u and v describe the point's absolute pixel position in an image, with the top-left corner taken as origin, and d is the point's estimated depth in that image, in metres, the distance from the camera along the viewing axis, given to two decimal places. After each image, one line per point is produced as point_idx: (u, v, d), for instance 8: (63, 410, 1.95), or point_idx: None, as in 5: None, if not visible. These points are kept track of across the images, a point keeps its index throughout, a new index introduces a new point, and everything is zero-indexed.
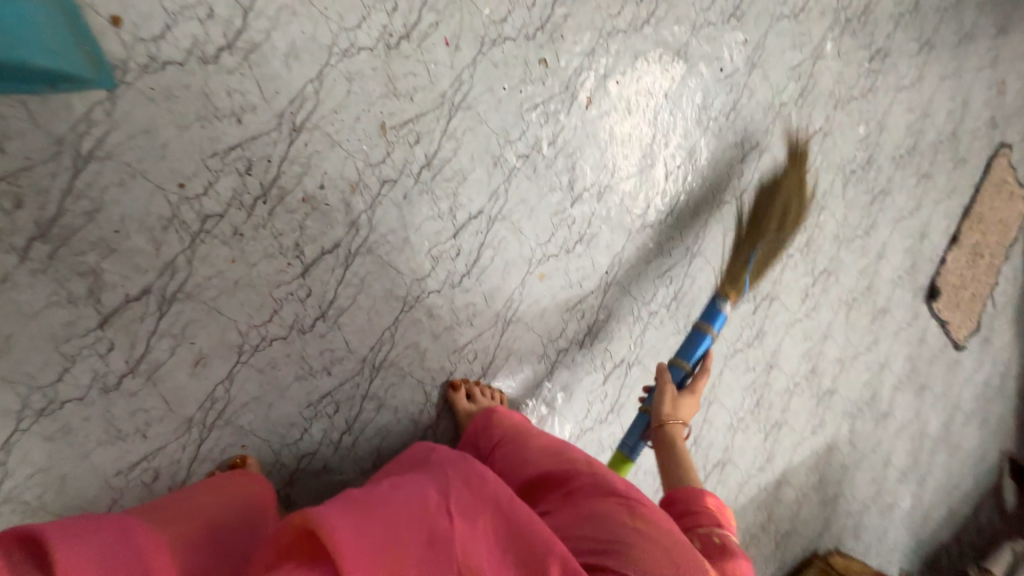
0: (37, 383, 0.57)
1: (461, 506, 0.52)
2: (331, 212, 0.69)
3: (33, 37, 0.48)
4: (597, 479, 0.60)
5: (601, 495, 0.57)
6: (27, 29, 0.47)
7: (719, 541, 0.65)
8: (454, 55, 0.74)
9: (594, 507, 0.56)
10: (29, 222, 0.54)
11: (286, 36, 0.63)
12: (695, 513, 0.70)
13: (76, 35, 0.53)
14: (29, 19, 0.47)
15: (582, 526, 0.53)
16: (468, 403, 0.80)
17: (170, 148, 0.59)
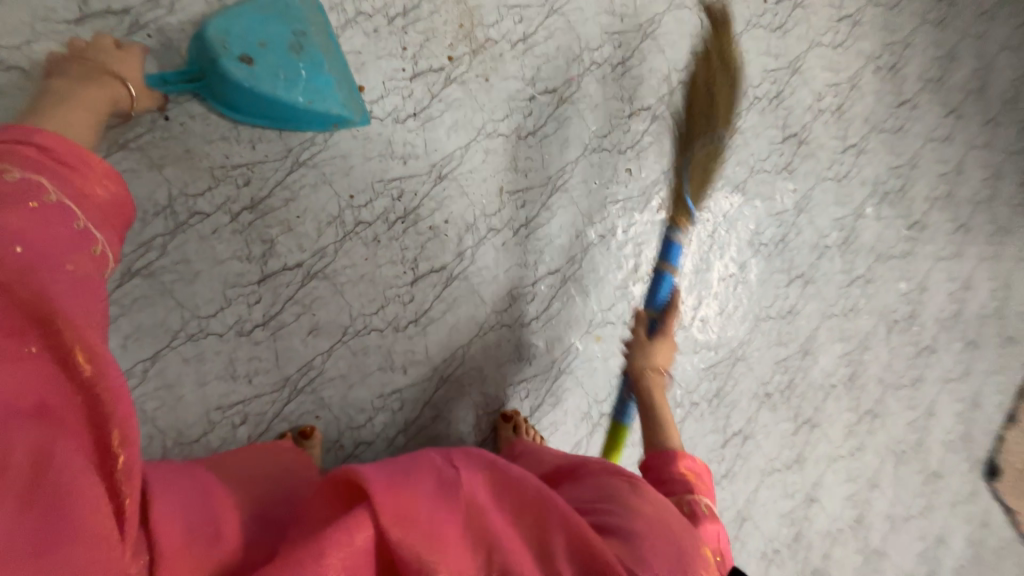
0: (198, 314, 0.71)
1: (464, 462, 0.56)
2: (446, 241, 0.86)
3: (327, 92, 0.76)
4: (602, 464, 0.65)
5: (605, 473, 0.63)
6: (323, 84, 0.75)
7: (689, 509, 0.65)
8: (563, 152, 0.97)
9: (597, 481, 0.61)
10: (247, 196, 0.74)
11: (453, 117, 0.87)
12: (671, 480, 0.70)
13: (354, 95, 0.79)
14: (327, 81, 0.76)
15: (583, 498, 0.59)
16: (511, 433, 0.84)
17: (354, 169, 0.80)
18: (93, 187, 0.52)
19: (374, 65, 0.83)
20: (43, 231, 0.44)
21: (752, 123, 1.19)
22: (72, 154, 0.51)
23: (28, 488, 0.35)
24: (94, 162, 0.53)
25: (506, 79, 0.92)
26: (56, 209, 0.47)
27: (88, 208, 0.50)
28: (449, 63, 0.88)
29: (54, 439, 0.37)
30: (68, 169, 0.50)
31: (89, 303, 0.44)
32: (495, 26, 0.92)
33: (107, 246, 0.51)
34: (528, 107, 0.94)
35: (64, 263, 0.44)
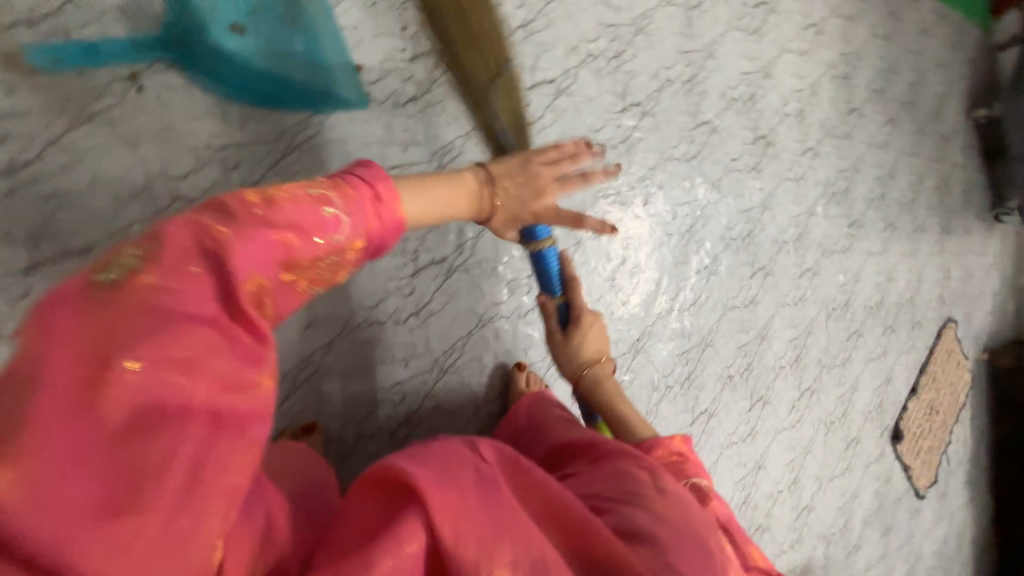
0: None
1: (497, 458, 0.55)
2: (446, 232, 0.84)
3: (324, 70, 0.72)
4: (619, 446, 0.67)
5: (624, 457, 0.64)
6: (319, 60, 0.71)
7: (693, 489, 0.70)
8: (560, 144, 0.97)
9: (619, 469, 0.62)
10: (235, 181, 0.68)
11: (453, 103, 0.85)
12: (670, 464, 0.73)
13: (351, 73, 0.75)
14: (323, 58, 0.72)
15: (609, 484, 0.60)
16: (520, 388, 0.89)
17: (351, 155, 0.76)
18: (369, 216, 0.47)
19: (372, 42, 0.78)
20: (291, 232, 0.42)
21: (729, 123, 1.25)
22: (367, 201, 0.47)
23: (181, 493, 0.33)
24: (388, 203, 0.49)
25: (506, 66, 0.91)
26: (327, 220, 0.44)
27: (342, 232, 0.45)
28: (450, 46, 0.85)
29: (218, 449, 0.35)
30: (379, 209, 0.48)
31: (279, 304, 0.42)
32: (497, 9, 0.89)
33: (336, 266, 0.46)
34: (527, 97, 0.93)
35: (286, 263, 0.42)
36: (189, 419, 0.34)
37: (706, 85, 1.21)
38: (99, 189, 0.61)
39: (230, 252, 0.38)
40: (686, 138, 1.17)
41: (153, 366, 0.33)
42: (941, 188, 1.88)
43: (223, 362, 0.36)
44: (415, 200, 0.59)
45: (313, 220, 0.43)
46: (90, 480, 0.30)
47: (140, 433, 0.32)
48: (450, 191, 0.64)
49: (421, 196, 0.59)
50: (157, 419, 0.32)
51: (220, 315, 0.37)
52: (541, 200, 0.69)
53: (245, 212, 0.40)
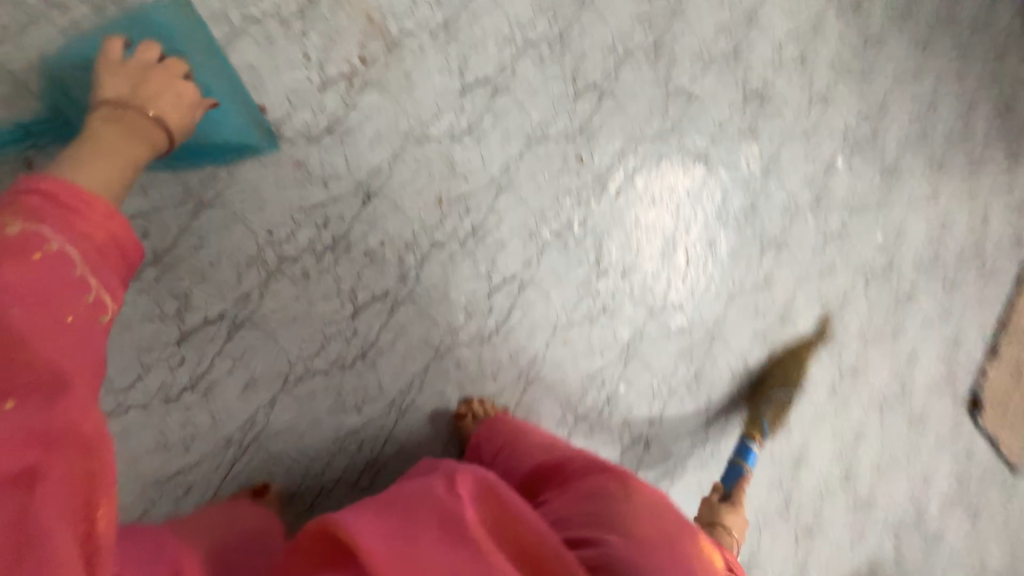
0: (114, 387, 0.64)
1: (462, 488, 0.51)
2: (385, 264, 0.79)
3: (221, 118, 0.66)
4: (588, 464, 0.64)
5: (591, 475, 0.62)
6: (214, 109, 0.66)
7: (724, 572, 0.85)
8: (505, 147, 0.89)
9: (587, 487, 0.60)
10: (148, 250, 0.66)
11: (374, 126, 0.79)
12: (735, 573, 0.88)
13: (251, 115, 0.70)
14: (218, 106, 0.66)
15: (578, 504, 0.57)
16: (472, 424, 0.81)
17: (268, 201, 0.72)
18: (88, 231, 0.43)
19: (275, 78, 0.73)
20: (25, 283, 0.38)
21: (709, 86, 1.10)
22: (80, 224, 0.43)
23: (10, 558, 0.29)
24: (95, 204, 0.44)
25: (430, 75, 0.83)
26: (39, 261, 0.39)
27: (84, 258, 0.42)
28: (362, 65, 0.79)
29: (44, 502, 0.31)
30: (81, 219, 0.43)
31: (79, 350, 0.39)
32: (409, 15, 0.82)
33: (105, 290, 0.43)
34: (459, 103, 0.85)
35: (53, 310, 0.38)
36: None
37: (676, 47, 1.06)
38: None
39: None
40: (658, 113, 1.04)
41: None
42: (1000, 111, 1.58)
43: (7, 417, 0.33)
44: (98, 189, 0.50)
45: (40, 267, 0.39)
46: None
47: None
48: (121, 151, 0.53)
49: (103, 172, 0.51)
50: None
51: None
52: (176, 100, 0.58)
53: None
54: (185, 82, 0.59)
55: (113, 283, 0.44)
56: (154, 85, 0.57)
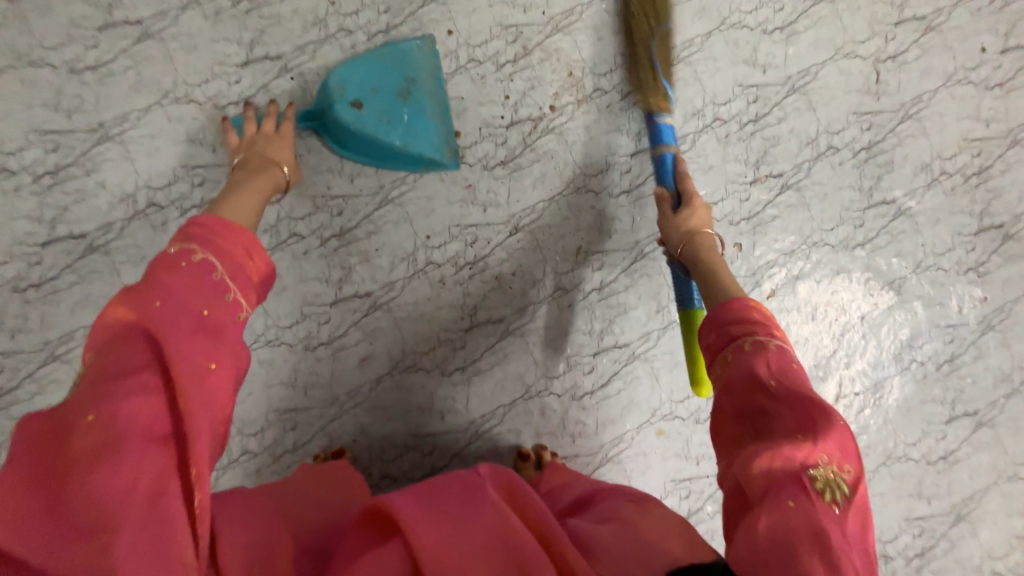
0: (278, 323, 0.79)
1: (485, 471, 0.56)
2: (509, 293, 0.83)
3: (424, 135, 0.79)
4: (612, 486, 0.64)
5: (615, 495, 0.61)
6: (422, 127, 0.79)
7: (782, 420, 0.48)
8: (659, 216, 0.86)
9: (606, 505, 0.60)
10: (337, 226, 0.81)
11: (542, 168, 0.84)
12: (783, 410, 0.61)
13: (447, 139, 0.81)
14: (425, 125, 0.79)
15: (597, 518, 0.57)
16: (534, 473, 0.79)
17: (434, 211, 0.82)
18: (231, 247, 0.53)
19: (475, 110, 0.84)
20: (178, 292, 0.47)
21: (931, 205, 0.92)
22: (240, 240, 0.54)
23: (141, 519, 0.40)
24: (235, 230, 0.54)
25: (609, 132, 0.86)
26: (187, 271, 0.48)
27: (228, 263, 0.51)
28: (550, 112, 0.85)
29: (167, 479, 0.41)
30: (230, 236, 0.53)
31: (215, 346, 0.47)
32: (608, 76, 0.86)
33: (235, 290, 0.51)
34: (628, 163, 0.86)
35: (198, 313, 0.47)
36: (131, 457, 0.40)
37: (897, 153, 0.92)
38: None
39: (146, 324, 0.44)
40: (850, 220, 0.90)
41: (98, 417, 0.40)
42: None
43: (147, 403, 0.42)
44: (250, 210, 0.61)
45: (186, 276, 0.48)
46: (58, 521, 0.38)
47: (86, 472, 0.39)
48: (252, 189, 0.65)
49: (246, 200, 0.62)
50: (98, 462, 0.39)
51: (148, 372, 0.43)
52: (279, 142, 0.72)
53: (134, 294, 0.46)
54: (275, 125, 0.74)
55: (246, 288, 0.52)
56: (261, 136, 0.72)
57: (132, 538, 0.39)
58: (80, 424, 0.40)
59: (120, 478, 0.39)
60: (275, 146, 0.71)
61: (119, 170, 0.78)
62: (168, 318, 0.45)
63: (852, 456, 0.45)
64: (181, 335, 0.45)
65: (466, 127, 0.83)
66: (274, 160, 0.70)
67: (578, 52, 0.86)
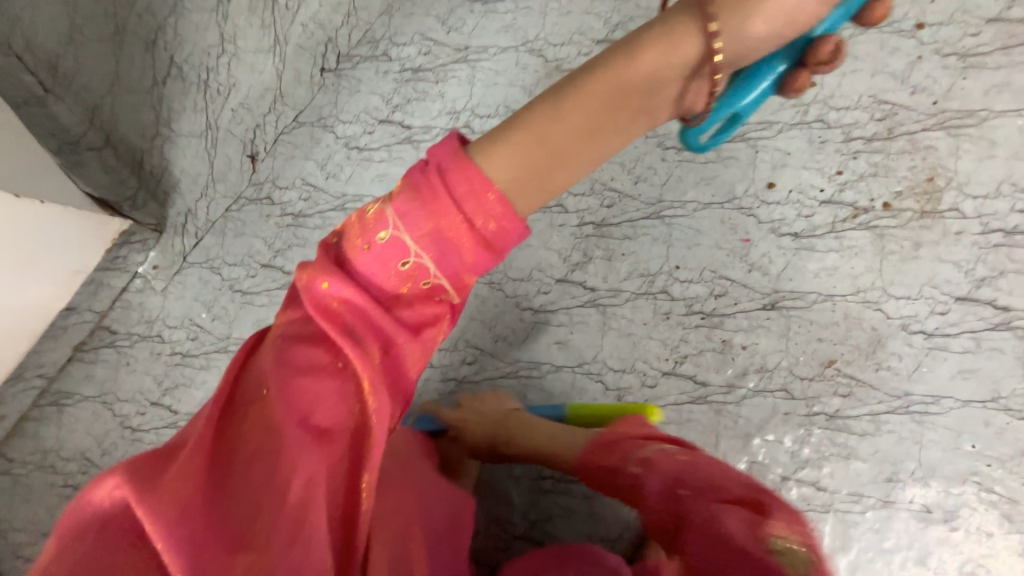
0: (508, 272, 0.83)
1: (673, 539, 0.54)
2: (728, 363, 0.75)
3: None
4: None
5: None
6: None
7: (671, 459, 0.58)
8: (953, 381, 0.70)
9: None
10: (601, 215, 0.82)
11: (835, 260, 0.74)
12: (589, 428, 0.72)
13: None
14: None
15: None
16: None
17: (697, 247, 0.78)
18: (442, 222, 0.45)
19: (796, 170, 0.76)
20: (373, 269, 0.48)
21: None
22: (471, 183, 0.45)
23: (302, 514, 0.43)
24: (460, 176, 0.45)
25: (942, 259, 0.71)
26: (384, 242, 0.47)
27: (434, 234, 0.46)
28: (881, 208, 0.73)
29: (310, 488, 0.44)
30: (472, 199, 0.45)
31: (391, 321, 0.48)
32: (976, 200, 0.71)
33: (429, 259, 0.47)
34: (945, 304, 0.71)
35: (391, 290, 0.48)
36: (285, 458, 0.44)
37: None
38: None
39: (331, 307, 0.48)
40: None
41: (266, 418, 0.45)
42: None
43: (324, 386, 0.46)
44: (536, 179, 0.49)
45: (388, 248, 0.47)
46: (224, 505, 0.42)
47: (237, 465, 0.44)
48: (571, 132, 0.49)
49: (547, 156, 0.49)
50: (255, 457, 0.44)
51: (328, 358, 0.47)
52: (675, 54, 0.47)
53: (315, 268, 0.48)
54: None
55: (459, 263, 0.47)
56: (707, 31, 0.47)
57: (278, 552, 0.41)
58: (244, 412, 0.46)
59: (257, 484, 0.43)
60: (666, 66, 0.48)
61: (459, 90, 0.90)
62: (363, 299, 0.48)
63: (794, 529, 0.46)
64: (368, 317, 0.48)
65: (776, 181, 0.77)
66: (637, 85, 0.48)
67: (954, 159, 0.72)
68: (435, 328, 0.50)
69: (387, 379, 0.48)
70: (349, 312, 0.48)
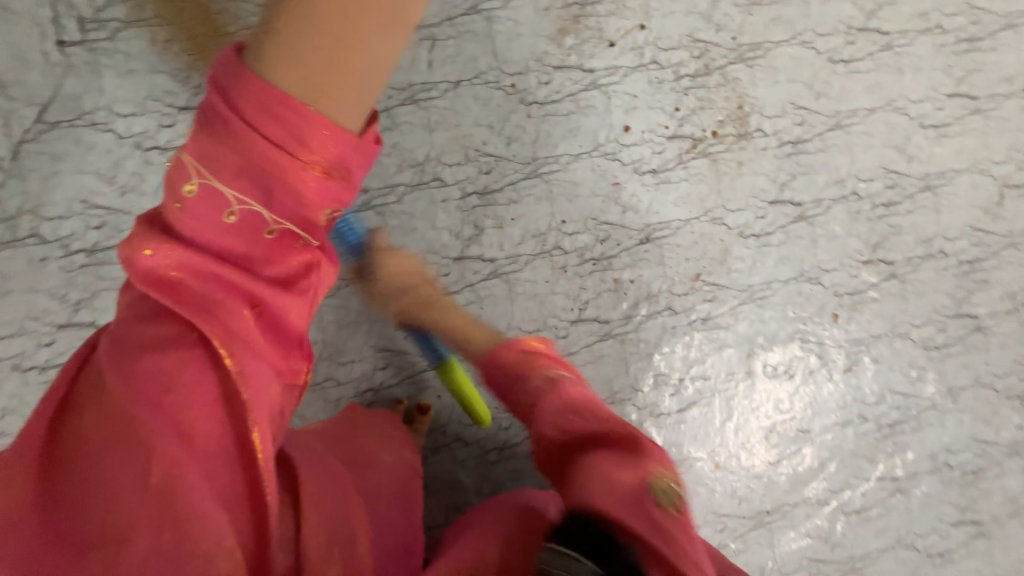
0: (399, 263, 0.77)
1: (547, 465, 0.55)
2: (623, 298, 0.84)
3: None
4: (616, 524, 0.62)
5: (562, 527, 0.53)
6: None
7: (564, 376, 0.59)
8: (776, 267, 0.89)
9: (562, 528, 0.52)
10: (481, 183, 0.79)
11: (687, 189, 0.85)
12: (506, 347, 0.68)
13: None
14: None
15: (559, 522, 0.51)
16: None
17: (577, 198, 0.82)
18: (254, 156, 0.38)
19: (644, 111, 0.83)
20: (196, 227, 0.40)
21: (1004, 330, 0.98)
22: (267, 106, 0.38)
23: (171, 500, 0.36)
24: (278, 99, 0.38)
25: (757, 173, 0.87)
26: (194, 196, 0.40)
27: (248, 169, 0.39)
28: (711, 137, 0.85)
29: (177, 470, 0.37)
30: (271, 120, 0.38)
31: (242, 275, 0.41)
32: (772, 120, 0.87)
33: (258, 202, 0.40)
34: (764, 209, 0.88)
35: (230, 248, 0.40)
36: (139, 441, 0.37)
37: (993, 275, 0.97)
38: (394, 152, 0.76)
39: (161, 272, 0.39)
40: (936, 322, 0.95)
41: (105, 408, 0.38)
42: None
43: (177, 358, 0.39)
44: (332, 79, 0.41)
45: (206, 201, 0.40)
46: (69, 514, 0.36)
47: (84, 464, 0.37)
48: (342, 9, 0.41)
49: (326, 61, 0.41)
50: (100, 451, 0.37)
51: (175, 327, 0.40)
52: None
53: (142, 232, 0.40)
54: None
55: (298, 201, 0.41)
56: None
57: (150, 537, 0.36)
58: (83, 406, 0.39)
59: (107, 479, 0.36)
60: None
61: None
62: (197, 262, 0.39)
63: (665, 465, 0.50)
64: (213, 275, 0.40)
65: (630, 125, 0.83)
66: None
67: (753, 87, 0.86)
68: (311, 278, 0.45)
69: (262, 332, 0.42)
70: (186, 276, 0.39)
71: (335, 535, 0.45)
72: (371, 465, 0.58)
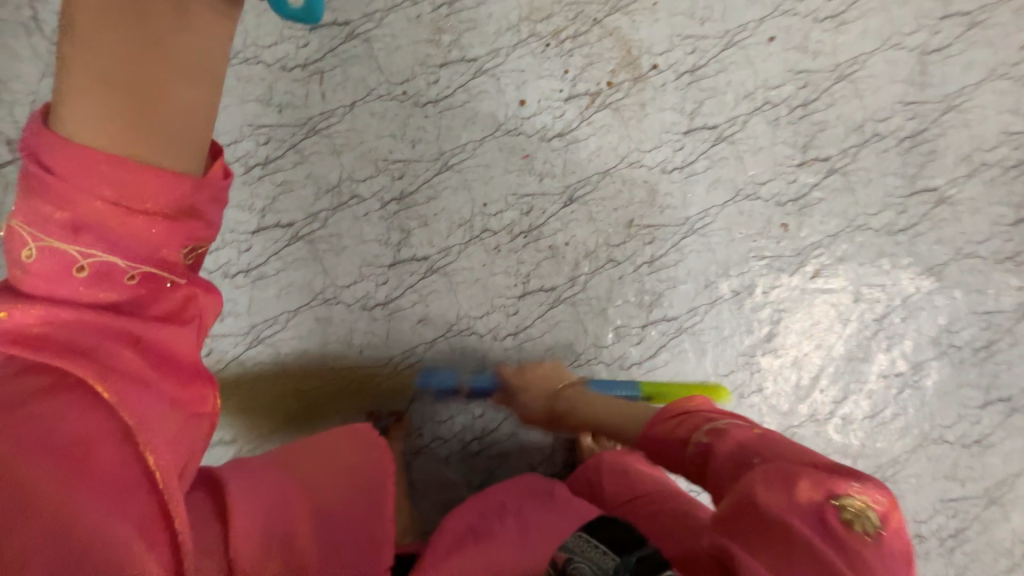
0: (338, 283, 0.80)
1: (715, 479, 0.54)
2: (562, 262, 0.85)
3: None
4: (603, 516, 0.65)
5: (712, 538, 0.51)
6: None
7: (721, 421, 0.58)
8: (710, 194, 0.88)
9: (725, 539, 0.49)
10: (397, 189, 0.82)
11: (597, 143, 0.86)
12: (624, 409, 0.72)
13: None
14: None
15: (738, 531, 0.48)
16: (592, 443, 0.82)
17: (493, 179, 0.84)
18: (88, 207, 0.38)
19: (535, 82, 0.86)
20: (46, 288, 0.39)
21: (971, 195, 0.94)
22: (69, 155, 0.38)
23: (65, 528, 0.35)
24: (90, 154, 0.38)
25: (663, 109, 0.88)
26: (34, 260, 0.39)
27: (88, 226, 0.38)
28: (607, 88, 0.87)
29: (74, 498, 0.36)
30: (95, 178, 0.38)
31: (110, 317, 0.40)
32: (663, 55, 0.88)
33: (106, 251, 0.39)
34: (680, 141, 0.88)
35: (91, 299, 0.40)
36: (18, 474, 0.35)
37: (940, 143, 0.94)
38: (310, 183, 0.81)
39: (23, 332, 0.38)
40: (893, 206, 0.93)
41: None
42: None
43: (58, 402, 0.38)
44: (136, 132, 0.40)
45: (53, 261, 0.39)
46: None
47: None
48: (133, 72, 0.40)
49: (124, 120, 0.40)
50: None
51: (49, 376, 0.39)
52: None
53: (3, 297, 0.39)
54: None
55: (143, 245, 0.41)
56: None
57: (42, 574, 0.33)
58: None
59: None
60: None
61: None
62: (61, 321, 0.39)
63: (879, 493, 0.48)
64: (80, 323, 0.39)
65: (525, 98, 0.85)
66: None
67: (635, 31, 0.88)
68: (196, 308, 0.45)
69: (153, 366, 0.42)
70: (49, 335, 0.39)
71: (267, 531, 0.46)
72: (322, 473, 0.54)
